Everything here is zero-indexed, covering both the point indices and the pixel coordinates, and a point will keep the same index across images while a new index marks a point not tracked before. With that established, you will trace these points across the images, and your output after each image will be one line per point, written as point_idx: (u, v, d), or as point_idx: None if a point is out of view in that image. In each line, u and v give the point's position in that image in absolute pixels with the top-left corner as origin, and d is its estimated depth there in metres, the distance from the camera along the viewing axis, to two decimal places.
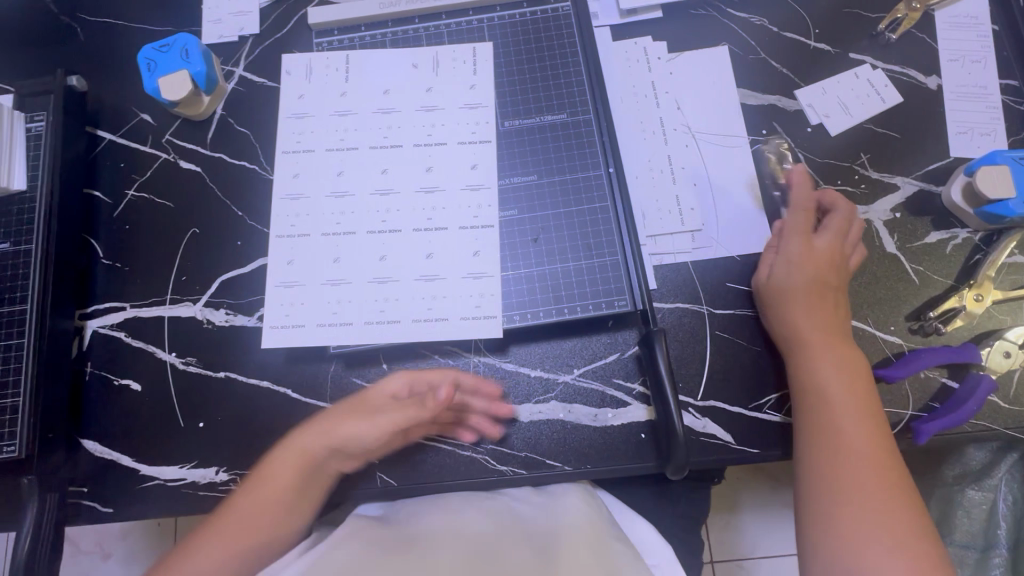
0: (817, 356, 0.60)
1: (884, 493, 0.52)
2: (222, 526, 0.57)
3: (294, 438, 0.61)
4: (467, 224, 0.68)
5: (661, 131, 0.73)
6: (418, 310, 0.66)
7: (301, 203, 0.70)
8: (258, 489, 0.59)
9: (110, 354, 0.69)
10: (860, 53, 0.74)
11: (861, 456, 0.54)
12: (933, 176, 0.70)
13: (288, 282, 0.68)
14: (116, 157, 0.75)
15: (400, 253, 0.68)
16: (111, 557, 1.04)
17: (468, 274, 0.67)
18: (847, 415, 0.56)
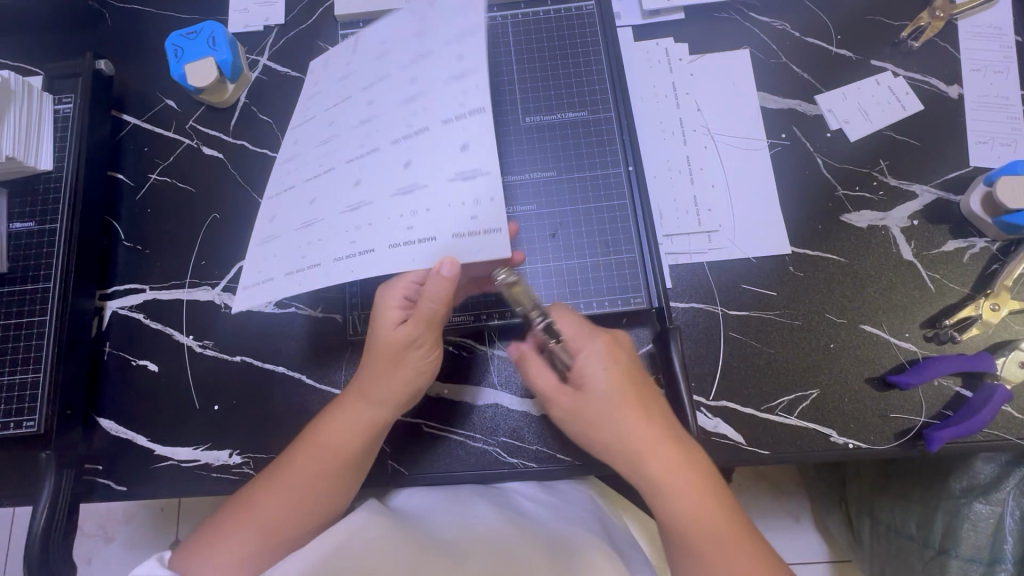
0: (595, 431, 0.52)
1: (737, 560, 0.47)
2: (249, 516, 0.54)
3: (342, 437, 0.57)
4: (451, 116, 0.52)
5: (680, 132, 0.74)
6: (395, 233, 0.51)
7: (290, 153, 0.59)
8: (319, 448, 0.56)
9: (129, 335, 0.70)
10: (881, 60, 0.74)
11: (707, 524, 0.48)
12: (952, 185, 0.70)
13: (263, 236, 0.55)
14: (140, 142, 0.76)
15: (376, 175, 0.53)
16: (115, 541, 1.04)
17: (454, 176, 0.50)
18: (647, 467, 0.50)
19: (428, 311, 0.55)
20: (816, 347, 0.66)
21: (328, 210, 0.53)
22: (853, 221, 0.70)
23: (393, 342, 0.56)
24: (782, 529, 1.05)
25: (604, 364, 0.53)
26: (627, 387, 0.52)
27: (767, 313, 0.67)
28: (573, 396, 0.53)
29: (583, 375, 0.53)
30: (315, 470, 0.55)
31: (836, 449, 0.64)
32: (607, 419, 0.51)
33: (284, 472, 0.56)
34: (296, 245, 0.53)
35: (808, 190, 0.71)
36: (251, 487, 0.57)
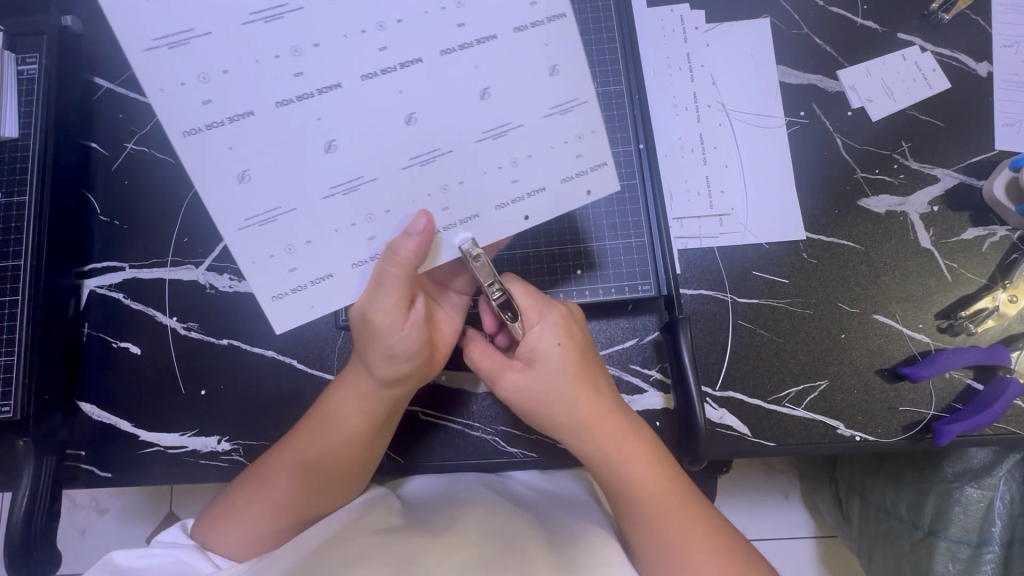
0: (543, 413, 0.54)
1: (681, 522, 0.50)
2: (257, 491, 0.54)
3: (343, 417, 0.55)
4: (522, 23, 0.45)
5: (694, 107, 0.69)
6: (501, 193, 0.48)
7: (223, 85, 0.40)
8: (323, 425, 0.55)
9: (108, 315, 0.67)
10: (908, 34, 0.70)
11: (654, 490, 0.52)
12: (974, 170, 0.67)
13: (259, 217, 0.43)
14: (114, 107, 0.70)
15: (438, 111, 0.44)
16: (107, 513, 0.99)
17: (552, 108, 0.47)
18: (595, 441, 0.53)
19: (397, 277, 0.47)
20: (827, 337, 0.64)
21: (366, 165, 0.44)
22: (871, 206, 0.67)
23: (378, 327, 0.50)
24: (771, 508, 1.01)
25: (556, 339, 0.53)
26: (572, 364, 0.53)
27: (778, 300, 0.65)
28: (522, 371, 0.54)
29: (534, 347, 0.54)
30: (325, 443, 0.55)
31: (842, 441, 0.62)
32: (555, 400, 0.53)
33: (293, 447, 0.55)
34: (347, 229, 0.46)
35: (825, 173, 0.67)
36: (258, 462, 0.57)
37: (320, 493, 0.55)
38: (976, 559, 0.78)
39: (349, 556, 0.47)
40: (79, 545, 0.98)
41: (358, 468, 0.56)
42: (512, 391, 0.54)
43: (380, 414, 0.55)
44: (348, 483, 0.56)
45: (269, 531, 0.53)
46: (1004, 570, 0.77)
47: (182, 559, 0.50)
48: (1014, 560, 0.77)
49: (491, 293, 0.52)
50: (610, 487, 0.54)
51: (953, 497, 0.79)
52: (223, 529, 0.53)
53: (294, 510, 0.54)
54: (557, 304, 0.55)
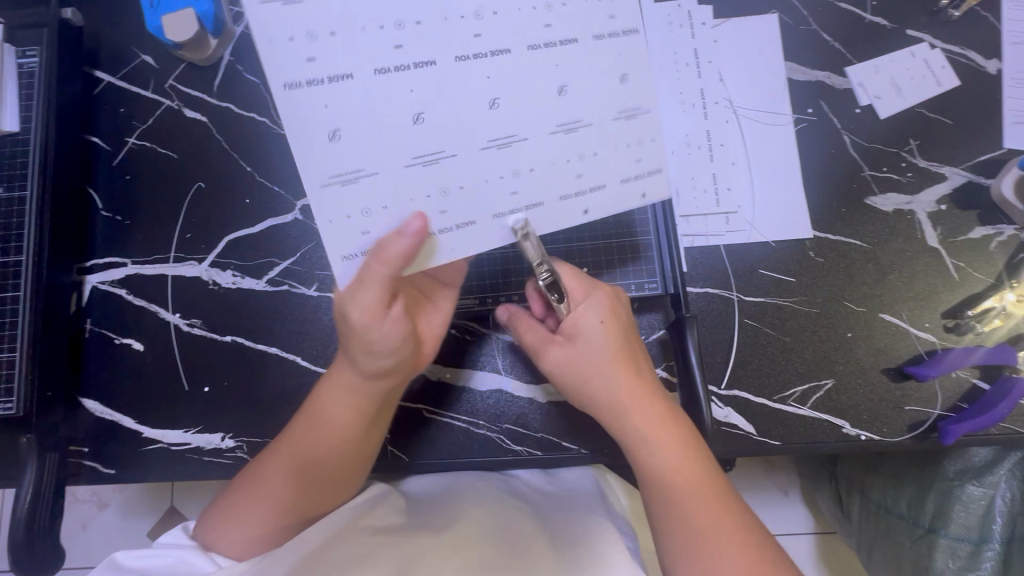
0: (584, 390, 0.54)
1: (713, 516, 0.49)
2: (253, 490, 0.54)
3: (334, 411, 0.54)
4: (602, 31, 0.48)
5: (701, 104, 0.69)
6: (564, 185, 0.49)
7: (329, 45, 0.42)
8: (314, 422, 0.54)
9: (110, 311, 0.66)
10: (917, 30, 0.69)
11: (687, 479, 0.51)
12: (983, 168, 0.67)
13: (343, 176, 0.45)
14: (115, 101, 0.69)
15: (520, 98, 0.47)
16: (109, 507, 0.98)
17: (619, 112, 0.49)
18: (636, 422, 0.53)
19: (381, 273, 0.47)
20: (833, 336, 0.64)
21: (449, 140, 0.46)
22: (878, 205, 0.66)
23: (366, 324, 0.50)
24: (770, 505, 1.00)
25: (601, 317, 0.54)
26: (616, 342, 0.54)
27: (784, 299, 0.64)
28: (565, 347, 0.55)
29: (576, 324, 0.55)
30: (317, 439, 0.54)
31: (847, 440, 0.62)
32: (599, 377, 0.53)
33: (284, 444, 0.55)
34: (422, 202, 0.47)
35: (832, 170, 0.67)
36: (251, 463, 0.57)
37: (315, 490, 0.54)
38: (976, 557, 0.78)
39: (351, 557, 0.47)
40: (81, 539, 0.98)
41: (350, 463, 0.56)
42: (554, 366, 0.55)
43: (371, 407, 0.55)
44: (340, 479, 0.56)
45: (266, 532, 0.53)
46: (1004, 568, 0.77)
47: (184, 559, 0.50)
48: (1014, 557, 0.77)
49: (538, 273, 0.53)
50: (643, 473, 0.53)
51: (954, 495, 0.79)
52: (223, 529, 0.53)
53: (289, 509, 0.54)
54: (603, 285, 0.56)
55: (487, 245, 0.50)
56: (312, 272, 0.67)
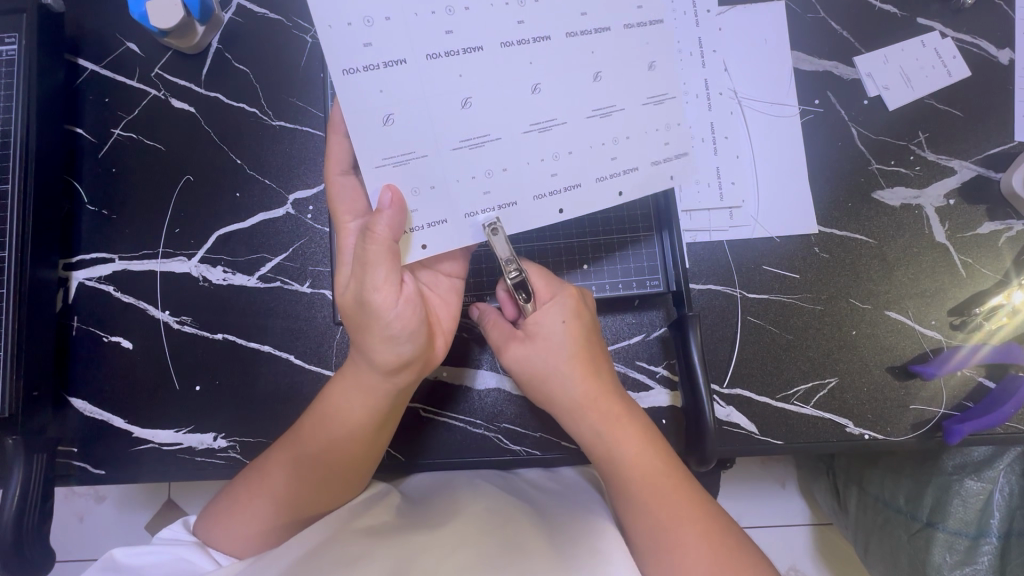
0: (545, 390, 0.53)
1: (675, 510, 0.49)
2: (260, 484, 0.53)
3: (344, 406, 0.53)
4: (631, 20, 0.49)
5: (705, 95, 0.67)
6: (596, 167, 0.50)
7: (384, 29, 0.44)
8: (324, 417, 0.53)
9: (98, 308, 0.65)
10: (928, 19, 0.67)
11: (647, 475, 0.51)
12: (992, 161, 0.65)
13: (395, 157, 0.46)
14: (100, 91, 0.67)
15: (562, 82, 0.48)
16: (106, 500, 0.97)
17: (647, 97, 0.50)
18: (591, 423, 0.52)
19: (375, 255, 0.46)
20: (837, 334, 0.63)
21: (488, 121, 0.47)
22: (885, 199, 0.65)
23: (370, 314, 0.48)
24: (767, 498, 0.99)
25: (564, 316, 0.54)
26: (579, 342, 0.54)
27: (789, 296, 0.63)
28: (525, 345, 0.54)
29: (540, 324, 0.54)
30: (327, 436, 0.53)
31: (849, 439, 0.61)
32: (555, 376, 0.53)
33: (294, 439, 0.54)
34: (466, 181, 0.48)
35: (838, 163, 0.65)
36: (256, 461, 0.56)
37: (322, 490, 0.53)
38: (974, 551, 0.78)
39: (348, 553, 0.46)
40: (78, 531, 0.97)
41: (361, 460, 0.54)
42: (524, 364, 0.54)
43: (385, 405, 0.53)
44: (353, 473, 0.54)
45: (268, 531, 0.52)
46: (1002, 562, 0.77)
47: (175, 556, 0.49)
48: (1011, 552, 0.77)
49: (507, 272, 0.52)
50: (605, 469, 0.53)
51: (953, 490, 0.78)
52: (228, 525, 0.52)
53: (296, 505, 0.53)
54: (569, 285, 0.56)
55: (529, 226, 0.50)
56: (305, 268, 0.66)
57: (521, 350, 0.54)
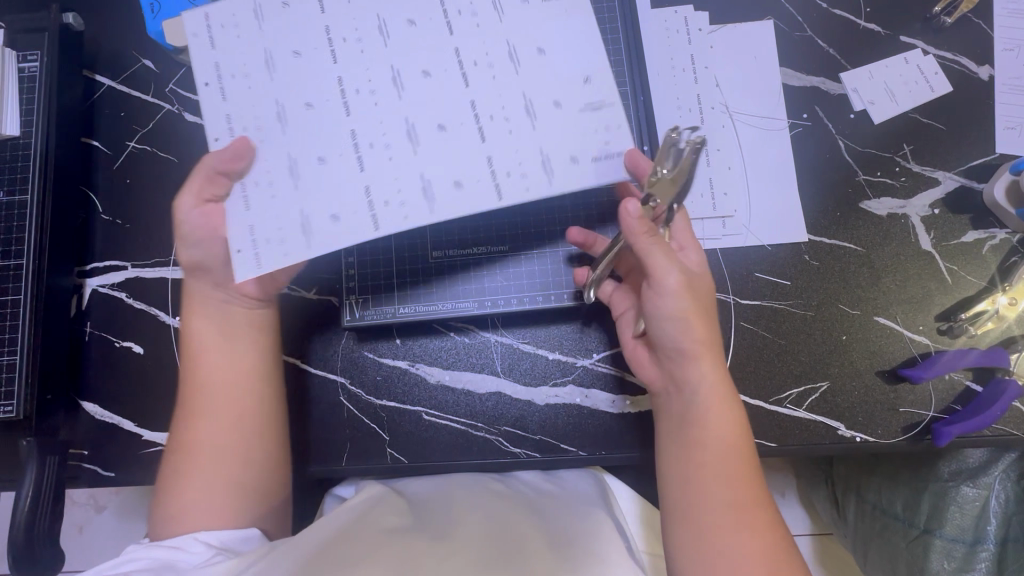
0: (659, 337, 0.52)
1: (739, 505, 0.48)
2: (190, 457, 0.55)
3: (234, 361, 0.58)
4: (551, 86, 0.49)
5: (698, 109, 0.70)
6: (452, 176, 0.47)
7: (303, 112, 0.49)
8: (224, 380, 0.58)
9: (110, 315, 0.67)
10: (911, 37, 0.70)
11: (737, 456, 0.50)
12: (976, 173, 0.68)
13: (274, 238, 0.47)
14: (116, 106, 0.69)
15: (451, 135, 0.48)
16: (107, 509, 0.98)
17: (585, 104, 0.49)
18: (715, 405, 0.51)
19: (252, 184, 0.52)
20: (828, 339, 0.64)
21: (343, 105, 0.48)
22: (873, 209, 0.67)
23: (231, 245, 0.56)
24: None
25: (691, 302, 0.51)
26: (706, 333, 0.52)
27: (780, 303, 0.65)
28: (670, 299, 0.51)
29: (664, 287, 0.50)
30: (236, 392, 0.58)
31: (843, 442, 0.63)
32: (704, 356, 0.52)
33: (213, 411, 0.57)
34: (337, 225, 0.47)
35: (826, 174, 0.68)
36: (173, 447, 0.57)
37: (253, 448, 0.57)
38: (971, 557, 0.79)
39: (356, 551, 0.47)
40: (78, 540, 0.97)
41: (270, 417, 0.59)
42: (658, 316, 0.52)
43: (261, 351, 0.60)
44: (267, 436, 0.58)
45: (225, 499, 0.55)
46: (998, 567, 0.78)
47: (159, 559, 0.50)
48: (1008, 558, 0.78)
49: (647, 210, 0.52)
50: (687, 445, 0.51)
51: (948, 496, 0.79)
52: (180, 508, 0.54)
53: (229, 470, 0.56)
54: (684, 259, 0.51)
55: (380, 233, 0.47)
56: (312, 275, 0.68)
57: (656, 298, 0.51)
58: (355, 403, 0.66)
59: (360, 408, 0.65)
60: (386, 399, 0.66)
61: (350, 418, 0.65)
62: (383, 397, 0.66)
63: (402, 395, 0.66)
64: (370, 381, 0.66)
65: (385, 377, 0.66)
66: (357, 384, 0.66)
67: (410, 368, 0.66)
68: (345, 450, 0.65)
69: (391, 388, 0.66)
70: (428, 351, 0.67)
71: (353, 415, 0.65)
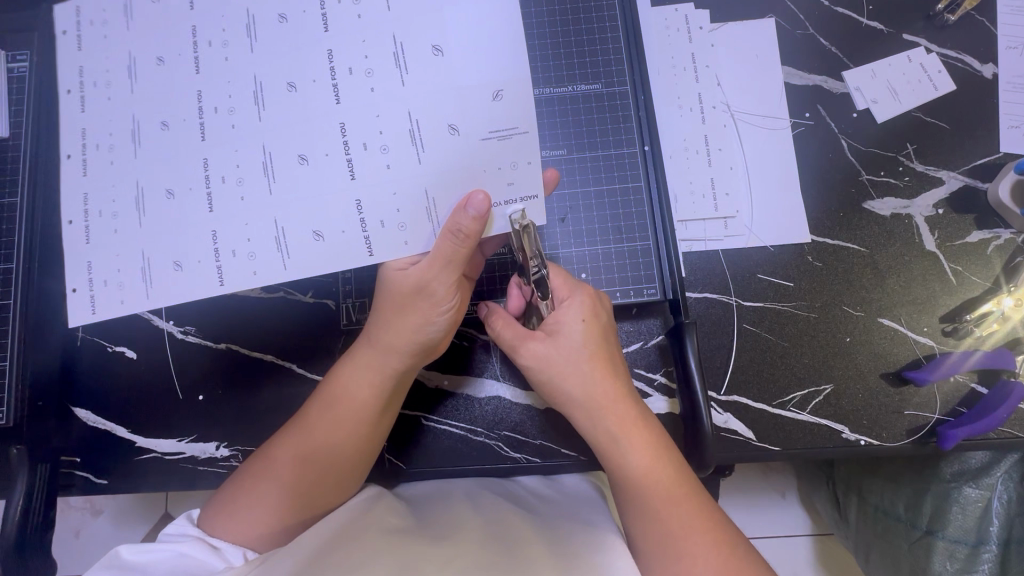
0: (559, 387, 0.53)
1: (683, 515, 0.48)
2: (268, 474, 0.53)
3: (355, 391, 0.55)
4: (458, 124, 0.49)
5: (699, 108, 0.69)
6: (328, 224, 0.49)
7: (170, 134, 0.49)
8: (337, 404, 0.55)
9: (102, 320, 0.65)
10: (913, 35, 0.69)
11: (658, 479, 0.50)
12: (979, 172, 0.67)
13: (179, 263, 0.49)
14: None
15: (327, 171, 0.49)
16: (102, 514, 0.97)
17: (490, 131, 0.49)
18: (606, 425, 0.52)
19: (463, 255, 0.50)
20: (831, 340, 0.64)
21: (196, 131, 0.49)
22: (875, 209, 0.66)
23: (405, 283, 0.52)
24: (767, 508, 1.00)
25: (580, 317, 0.54)
26: (593, 343, 0.54)
27: (782, 304, 0.64)
28: (544, 342, 0.54)
29: (557, 323, 0.55)
30: (337, 420, 0.54)
31: (846, 445, 0.62)
32: (572, 376, 0.53)
33: (309, 432, 0.54)
34: (230, 259, 0.49)
35: (829, 173, 0.67)
36: (256, 458, 0.55)
37: (347, 474, 0.55)
38: (974, 558, 0.78)
39: (353, 553, 0.46)
40: (74, 545, 0.96)
41: (368, 446, 0.56)
42: (532, 364, 0.54)
43: (394, 386, 0.56)
44: (356, 466, 0.55)
45: (287, 521, 0.52)
46: (1002, 569, 0.77)
47: (184, 554, 0.48)
48: (1011, 559, 0.77)
49: (531, 266, 0.55)
50: (613, 471, 0.52)
51: (951, 497, 0.78)
52: (235, 522, 0.51)
53: (307, 494, 0.53)
54: (587, 286, 0.57)
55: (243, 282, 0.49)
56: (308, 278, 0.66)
57: (530, 356, 0.54)
58: None
59: None
60: None
61: None
62: None
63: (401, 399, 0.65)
64: None
65: None
66: None
67: None
68: None
69: None
70: None
71: None
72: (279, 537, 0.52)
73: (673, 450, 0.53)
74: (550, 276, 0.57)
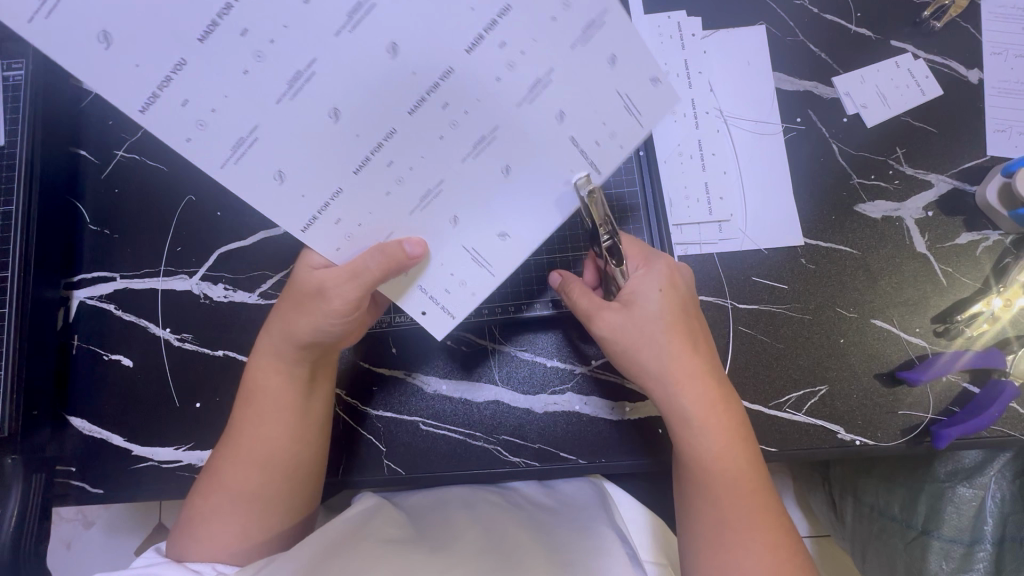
0: (636, 359, 0.53)
1: (743, 508, 0.49)
2: (213, 484, 0.53)
3: (268, 384, 0.54)
4: (458, 212, 0.46)
5: (692, 114, 0.70)
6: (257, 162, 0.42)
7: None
8: (257, 400, 0.54)
9: (98, 327, 0.65)
10: (901, 41, 0.71)
11: (730, 468, 0.50)
12: (967, 175, 0.68)
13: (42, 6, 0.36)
14: (103, 114, 0.68)
15: (290, 154, 0.42)
16: (94, 525, 0.95)
17: (471, 245, 0.47)
18: (684, 404, 0.52)
19: (367, 280, 0.47)
20: (826, 342, 0.64)
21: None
22: (867, 212, 0.67)
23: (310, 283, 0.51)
24: None
25: (657, 287, 0.54)
26: (671, 314, 0.54)
27: (777, 307, 0.65)
28: (620, 313, 0.54)
29: (634, 294, 0.54)
30: (258, 414, 0.54)
31: (842, 445, 0.63)
32: (647, 346, 0.53)
33: (237, 433, 0.54)
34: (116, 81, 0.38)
35: (821, 177, 0.68)
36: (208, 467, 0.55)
37: (281, 471, 0.53)
38: (969, 558, 0.78)
39: (355, 561, 0.46)
40: (66, 557, 0.95)
41: (297, 437, 0.54)
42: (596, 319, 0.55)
43: (301, 372, 0.55)
44: (291, 464, 0.54)
45: (248, 528, 0.52)
46: (997, 569, 0.77)
47: None
48: (1006, 559, 0.77)
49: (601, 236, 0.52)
50: (685, 455, 0.52)
51: (945, 497, 0.79)
52: (196, 540, 0.51)
53: (254, 497, 0.52)
54: (663, 257, 0.56)
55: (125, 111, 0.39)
56: None
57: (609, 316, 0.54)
58: (353, 414, 0.65)
59: (358, 420, 0.64)
60: (383, 409, 0.65)
61: (347, 429, 0.64)
62: (378, 407, 0.65)
63: (400, 405, 0.65)
64: (367, 392, 0.65)
65: (383, 387, 0.65)
66: (355, 395, 0.65)
67: (409, 378, 0.65)
68: (342, 462, 0.64)
69: (389, 398, 0.65)
70: (423, 359, 0.66)
71: (349, 425, 0.64)
72: (249, 532, 0.52)
73: (752, 444, 0.52)
74: (621, 242, 0.54)
